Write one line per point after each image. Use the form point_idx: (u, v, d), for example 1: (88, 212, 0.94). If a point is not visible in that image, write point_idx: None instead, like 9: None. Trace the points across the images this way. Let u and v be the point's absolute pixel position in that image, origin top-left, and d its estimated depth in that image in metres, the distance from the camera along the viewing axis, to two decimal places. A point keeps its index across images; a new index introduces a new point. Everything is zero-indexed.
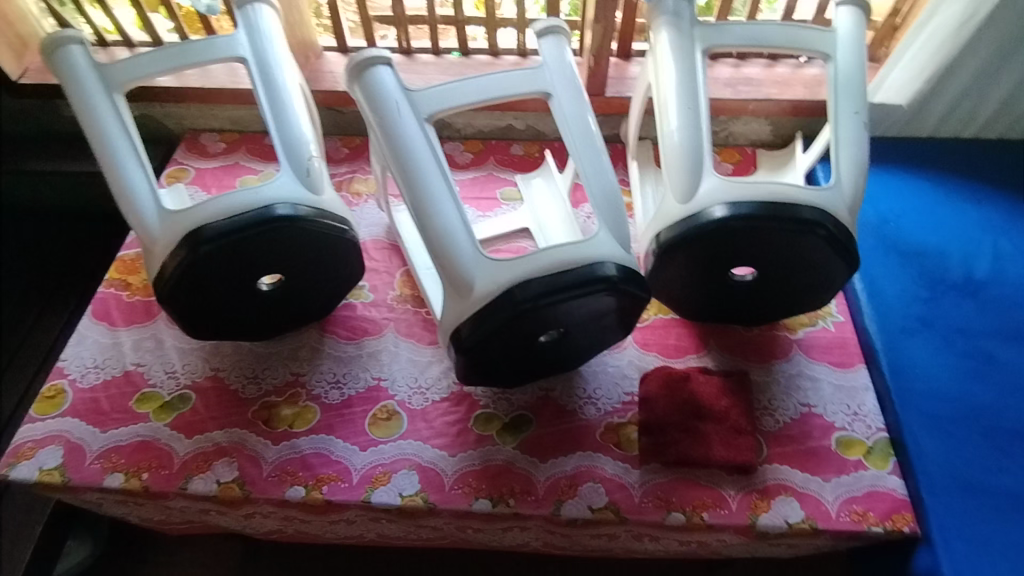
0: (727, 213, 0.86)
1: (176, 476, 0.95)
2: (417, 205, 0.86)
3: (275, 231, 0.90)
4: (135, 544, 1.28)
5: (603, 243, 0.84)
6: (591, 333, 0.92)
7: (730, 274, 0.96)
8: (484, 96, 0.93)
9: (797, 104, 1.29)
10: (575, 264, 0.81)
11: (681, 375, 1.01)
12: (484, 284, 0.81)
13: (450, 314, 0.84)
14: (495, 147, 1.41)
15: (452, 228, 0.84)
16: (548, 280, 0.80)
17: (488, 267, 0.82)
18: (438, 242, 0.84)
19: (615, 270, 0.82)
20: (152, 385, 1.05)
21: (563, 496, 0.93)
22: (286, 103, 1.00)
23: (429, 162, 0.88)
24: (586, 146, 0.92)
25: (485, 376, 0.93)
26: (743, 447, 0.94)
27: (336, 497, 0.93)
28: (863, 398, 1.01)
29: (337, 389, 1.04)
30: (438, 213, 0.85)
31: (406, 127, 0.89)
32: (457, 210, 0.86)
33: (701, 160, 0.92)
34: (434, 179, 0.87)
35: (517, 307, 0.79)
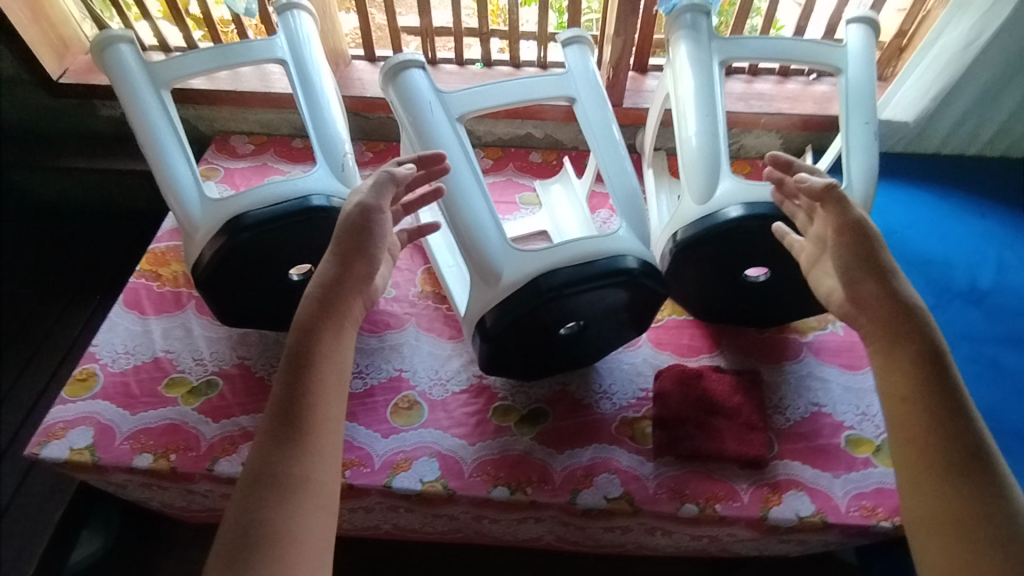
0: (742, 213, 0.90)
1: (203, 458, 0.98)
2: (447, 199, 0.90)
3: (311, 221, 0.94)
4: (149, 536, 1.29)
5: (625, 238, 0.88)
6: (610, 326, 0.96)
7: (743, 273, 1.00)
8: (512, 100, 0.98)
9: (807, 118, 1.34)
10: (598, 256, 0.84)
11: (694, 372, 1.05)
12: (512, 274, 0.84)
13: (475, 304, 0.87)
14: (514, 154, 1.46)
15: (480, 220, 0.88)
16: (572, 271, 0.83)
17: (514, 258, 0.85)
18: (466, 233, 0.88)
19: (636, 263, 0.86)
20: (180, 370, 1.09)
21: (579, 485, 0.95)
22: (323, 103, 1.05)
23: (459, 159, 0.93)
24: (608, 148, 0.96)
25: (506, 365, 0.96)
26: (755, 443, 0.96)
27: (358, 481, 0.95)
28: (872, 399, 1.04)
29: (360, 379, 1.08)
30: (466, 206, 0.89)
31: (437, 128, 0.95)
32: (485, 205, 0.90)
33: (717, 164, 0.97)
34: (464, 175, 0.91)
35: (542, 296, 0.82)
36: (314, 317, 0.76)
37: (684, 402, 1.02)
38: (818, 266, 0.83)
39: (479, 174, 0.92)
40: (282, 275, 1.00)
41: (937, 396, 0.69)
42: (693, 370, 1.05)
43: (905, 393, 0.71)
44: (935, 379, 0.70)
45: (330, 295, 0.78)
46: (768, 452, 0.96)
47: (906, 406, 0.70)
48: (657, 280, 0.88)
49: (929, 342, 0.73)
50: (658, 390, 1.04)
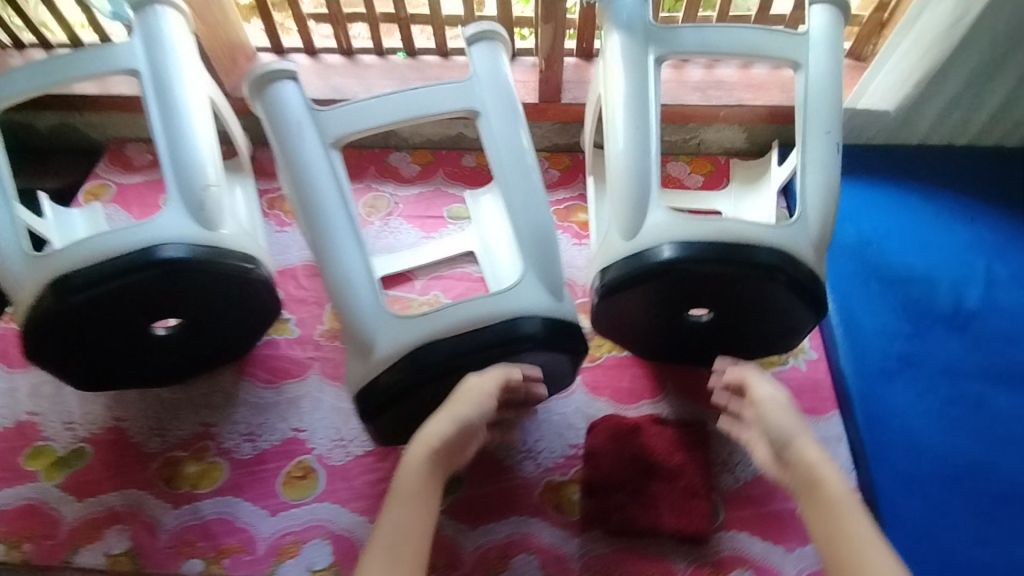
0: (675, 255, 0.73)
1: (62, 547, 0.85)
2: (316, 249, 0.74)
3: (157, 275, 0.78)
4: None
5: (527, 291, 0.71)
6: (526, 388, 0.80)
7: (686, 314, 0.84)
8: (399, 115, 0.79)
9: (774, 110, 1.16)
10: (489, 321, 0.68)
11: (633, 425, 0.90)
12: (386, 347, 0.69)
13: (350, 376, 0.73)
14: (445, 158, 1.28)
15: (353, 275, 0.73)
16: (458, 339, 0.68)
17: (389, 323, 0.70)
18: (337, 292, 0.72)
19: (540, 325, 0.69)
20: (45, 437, 0.95)
21: (491, 569, 0.82)
22: (182, 118, 0.85)
23: (330, 197, 0.74)
24: (517, 174, 0.79)
25: (404, 434, 0.81)
26: (696, 514, 0.83)
27: (237, 572, 0.83)
28: (835, 450, 0.90)
29: (250, 442, 0.94)
30: (336, 258, 0.73)
31: (303, 156, 0.76)
32: (360, 255, 0.73)
33: (648, 188, 0.79)
34: (335, 218, 0.74)
35: (422, 374, 0.67)
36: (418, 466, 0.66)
37: (618, 464, 0.87)
38: (756, 442, 0.80)
39: (353, 215, 0.74)
40: (142, 332, 0.85)
41: (848, 541, 0.67)
42: (632, 423, 0.91)
43: (828, 530, 0.68)
44: (845, 520, 0.68)
45: (445, 447, 0.66)
46: (711, 524, 0.83)
47: (829, 538, 0.68)
48: (572, 341, 0.72)
49: (846, 488, 0.71)
50: (590, 450, 0.89)
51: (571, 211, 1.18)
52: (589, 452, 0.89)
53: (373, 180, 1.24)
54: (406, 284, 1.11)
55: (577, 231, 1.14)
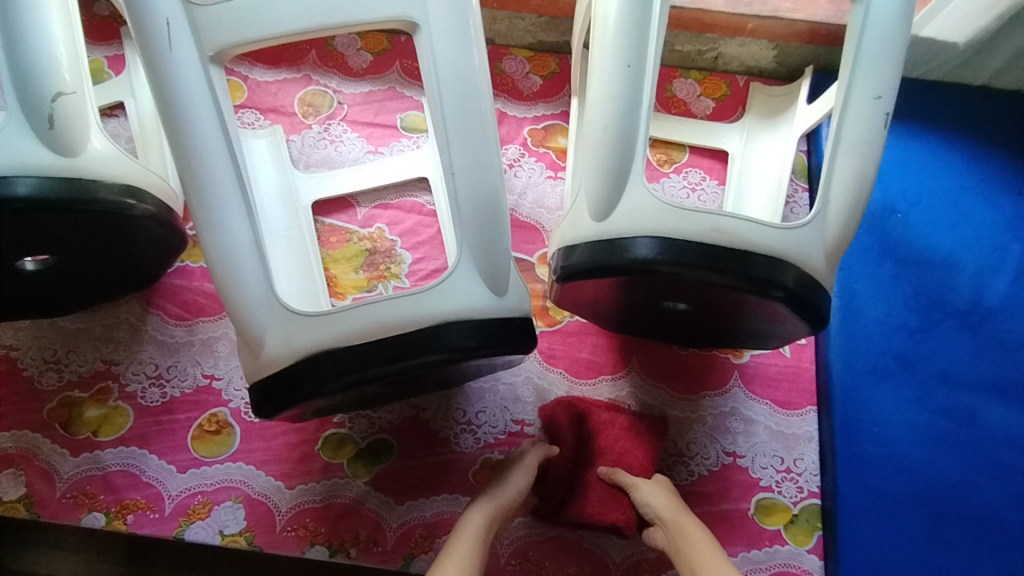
0: (653, 255, 0.58)
1: None
2: (194, 207, 0.61)
3: (1, 216, 0.62)
4: None
5: (458, 286, 0.60)
6: (456, 374, 0.70)
7: (660, 302, 0.70)
8: (302, 25, 0.62)
9: (816, 28, 0.93)
10: (407, 328, 0.58)
11: (587, 407, 0.82)
12: (276, 346, 0.59)
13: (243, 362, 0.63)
14: (405, 47, 1.05)
15: (237, 244, 0.60)
16: (366, 343, 0.57)
17: (282, 320, 0.59)
18: (216, 263, 0.61)
19: (471, 335, 0.59)
20: None
21: (415, 549, 0.77)
22: None
23: (210, 133, 0.60)
24: (457, 121, 0.63)
25: (323, 410, 0.72)
26: (620, 508, 0.75)
27: (142, 530, 0.77)
28: (802, 450, 0.82)
29: (157, 388, 0.84)
30: (218, 220, 0.60)
31: (175, 73, 0.60)
32: (248, 221, 0.61)
33: (631, 153, 0.61)
34: (217, 163, 0.60)
35: (319, 390, 0.57)
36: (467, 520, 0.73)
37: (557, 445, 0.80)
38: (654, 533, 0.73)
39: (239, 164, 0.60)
40: (6, 269, 0.70)
41: None
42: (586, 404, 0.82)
43: None
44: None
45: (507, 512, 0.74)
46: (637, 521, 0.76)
47: None
48: (511, 346, 0.61)
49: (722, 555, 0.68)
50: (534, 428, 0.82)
51: (549, 133, 0.98)
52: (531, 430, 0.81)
53: (313, 69, 1.02)
54: (347, 211, 0.94)
55: (554, 161, 0.96)
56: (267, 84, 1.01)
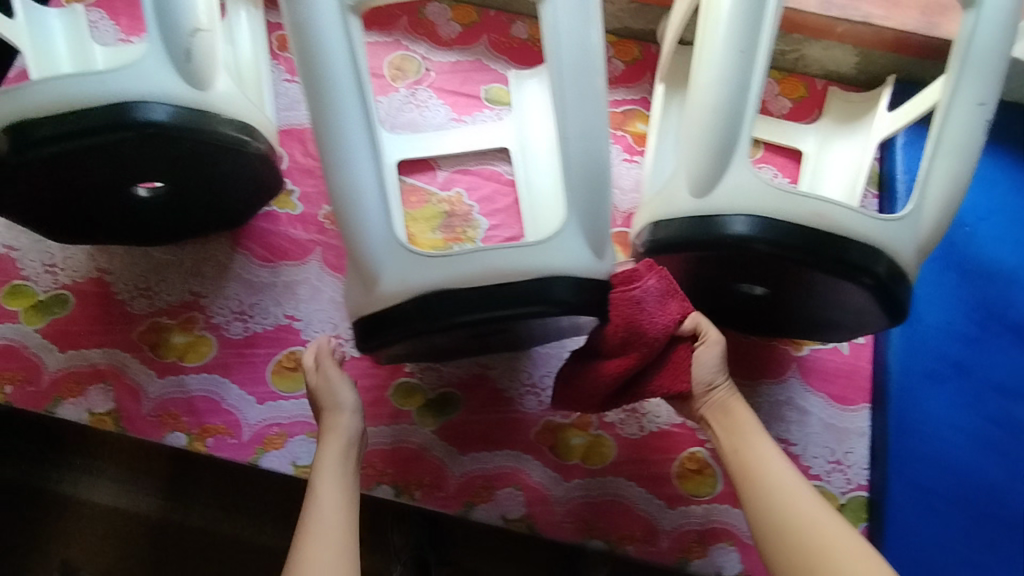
0: (750, 232, 0.61)
1: (44, 396, 0.83)
2: (325, 147, 0.64)
3: (136, 139, 0.65)
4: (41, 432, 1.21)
5: (563, 246, 0.64)
6: (537, 332, 0.74)
7: (737, 284, 0.73)
8: None
9: (904, 37, 0.95)
10: (515, 277, 0.62)
11: (639, 286, 0.67)
12: (392, 282, 0.63)
13: (350, 299, 0.67)
14: (493, 22, 1.07)
15: (362, 186, 0.64)
16: (479, 288, 0.61)
17: (398, 259, 0.63)
18: (342, 204, 0.65)
19: (571, 291, 0.63)
20: (24, 277, 0.88)
21: (475, 498, 0.81)
22: None
23: (343, 78, 0.64)
24: (575, 89, 0.66)
25: (404, 353, 0.76)
26: (683, 373, 0.72)
27: (221, 453, 0.82)
28: (853, 444, 0.85)
29: (241, 322, 0.88)
30: (345, 161, 0.64)
31: (314, 18, 0.63)
32: (372, 163, 0.64)
33: (738, 135, 0.64)
34: (347, 106, 0.64)
35: (430, 327, 0.62)
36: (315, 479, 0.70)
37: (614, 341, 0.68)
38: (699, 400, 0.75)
39: (368, 110, 0.64)
40: (121, 192, 0.74)
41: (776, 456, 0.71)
42: (640, 285, 0.67)
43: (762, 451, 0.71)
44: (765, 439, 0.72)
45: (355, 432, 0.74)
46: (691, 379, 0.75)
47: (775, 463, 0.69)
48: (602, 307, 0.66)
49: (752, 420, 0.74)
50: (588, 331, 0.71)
51: (628, 117, 1.01)
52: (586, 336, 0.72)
53: (404, 35, 1.05)
54: (428, 174, 0.98)
55: (631, 144, 0.99)
56: None
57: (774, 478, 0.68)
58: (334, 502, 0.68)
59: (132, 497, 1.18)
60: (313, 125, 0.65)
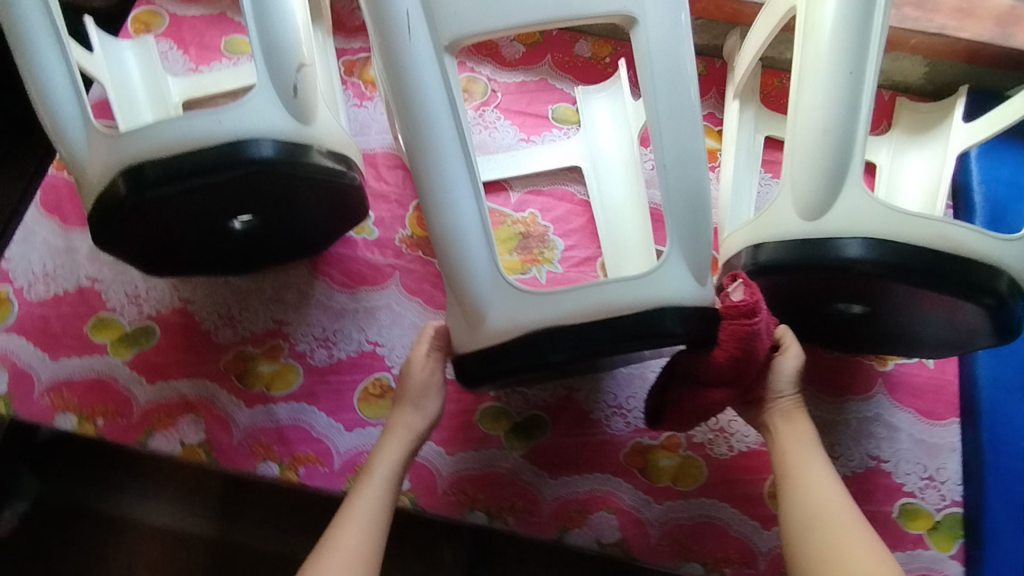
0: (864, 255, 0.62)
1: (136, 428, 0.83)
2: (423, 187, 0.64)
3: (246, 177, 0.65)
4: (105, 459, 1.22)
5: (670, 275, 0.64)
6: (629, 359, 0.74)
7: (835, 306, 0.72)
8: (528, 20, 0.65)
9: (976, 48, 0.95)
10: (629, 310, 0.62)
11: (756, 320, 0.65)
12: (500, 320, 0.63)
13: (453, 334, 0.67)
14: (556, 41, 1.07)
15: (464, 226, 0.64)
16: (588, 324, 0.62)
17: (506, 296, 0.64)
18: (443, 244, 0.65)
19: (683, 322, 0.63)
20: (110, 308, 0.89)
21: (569, 522, 0.81)
22: None
23: (441, 117, 0.64)
24: (676, 120, 0.65)
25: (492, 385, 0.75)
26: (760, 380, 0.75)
27: (313, 482, 0.82)
28: (945, 460, 0.84)
29: (325, 349, 0.88)
30: (447, 201, 0.64)
31: (410, 61, 0.63)
32: (475, 201, 0.64)
33: (850, 158, 0.64)
34: (446, 145, 0.64)
35: (541, 363, 0.62)
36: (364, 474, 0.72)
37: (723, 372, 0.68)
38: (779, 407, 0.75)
39: (468, 149, 0.64)
40: (220, 227, 0.74)
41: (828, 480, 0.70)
42: (757, 318, 0.65)
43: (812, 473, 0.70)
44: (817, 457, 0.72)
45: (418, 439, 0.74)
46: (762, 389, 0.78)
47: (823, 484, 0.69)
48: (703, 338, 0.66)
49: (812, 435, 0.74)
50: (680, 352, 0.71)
51: None
52: (681, 363, 0.72)
53: (468, 57, 1.06)
54: (501, 195, 0.98)
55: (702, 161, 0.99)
56: None
57: (819, 497, 0.68)
58: (375, 503, 0.69)
59: (187, 521, 1.19)
60: (410, 164, 0.65)
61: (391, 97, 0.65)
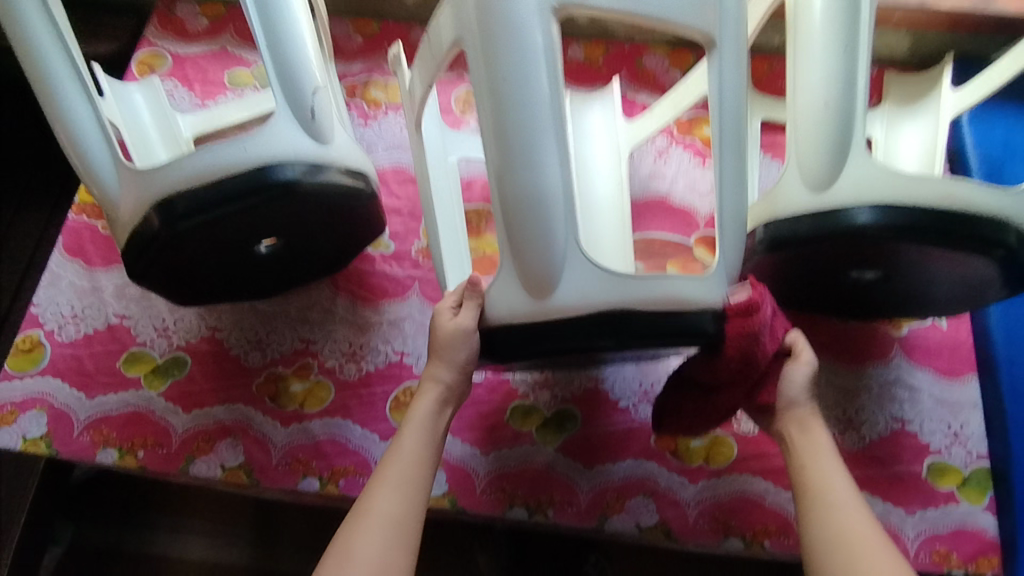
0: (874, 221, 0.64)
1: (176, 456, 0.85)
2: (505, 155, 0.60)
3: (271, 201, 0.68)
4: (139, 495, 1.24)
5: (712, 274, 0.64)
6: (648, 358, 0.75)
7: (848, 274, 0.75)
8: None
9: (957, 17, 0.99)
10: (679, 310, 0.62)
11: (757, 318, 0.64)
12: (570, 295, 0.62)
13: (503, 303, 0.65)
14: None
15: (547, 194, 0.60)
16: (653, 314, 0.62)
17: (575, 271, 0.62)
18: (519, 210, 0.60)
19: (715, 322, 0.64)
20: (141, 343, 0.91)
21: (608, 509, 0.83)
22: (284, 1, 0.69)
23: (540, 81, 0.58)
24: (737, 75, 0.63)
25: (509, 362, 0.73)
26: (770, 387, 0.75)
27: (354, 493, 0.83)
28: (968, 416, 0.86)
29: (354, 363, 0.90)
30: (531, 167, 0.59)
31: (516, 21, 0.57)
32: (560, 167, 0.60)
33: (852, 130, 0.66)
34: (541, 110, 0.58)
35: (603, 341, 0.62)
36: (399, 440, 0.69)
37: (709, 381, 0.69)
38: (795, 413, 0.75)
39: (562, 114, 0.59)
40: (247, 253, 0.77)
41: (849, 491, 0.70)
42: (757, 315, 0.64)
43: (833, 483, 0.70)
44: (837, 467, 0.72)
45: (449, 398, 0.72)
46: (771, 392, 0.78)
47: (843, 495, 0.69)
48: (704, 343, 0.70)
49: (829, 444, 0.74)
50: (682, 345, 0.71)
51: (694, 123, 1.04)
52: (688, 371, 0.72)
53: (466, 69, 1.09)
54: None
55: (700, 149, 1.02)
56: None
57: (843, 510, 0.68)
58: (410, 463, 0.67)
59: (222, 548, 1.21)
60: (490, 134, 0.60)
61: (478, 68, 0.60)
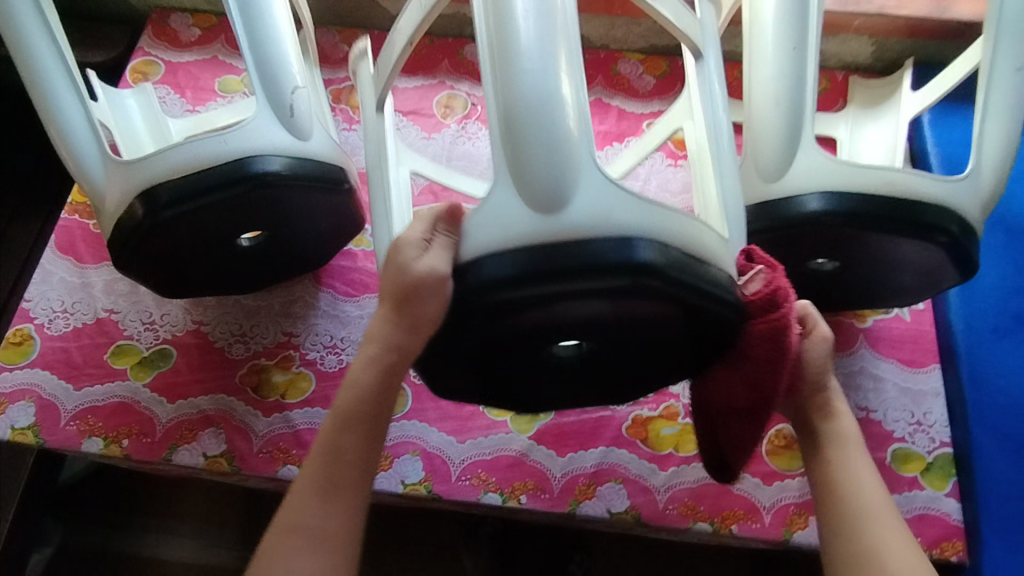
0: (824, 208, 0.67)
1: (160, 445, 0.87)
2: (508, 51, 0.56)
3: (251, 191, 0.71)
4: (127, 494, 1.26)
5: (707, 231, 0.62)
6: (661, 361, 0.67)
7: (807, 265, 0.78)
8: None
9: (916, 24, 1.03)
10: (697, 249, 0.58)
11: (779, 312, 0.62)
12: (587, 207, 0.55)
13: (511, 228, 0.56)
14: None
15: (557, 96, 0.55)
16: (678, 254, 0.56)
17: (589, 189, 0.56)
18: (528, 112, 0.55)
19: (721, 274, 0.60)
20: (128, 336, 0.93)
21: (580, 495, 0.85)
22: (265, 7, 0.74)
23: None
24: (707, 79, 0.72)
25: (453, 358, 0.66)
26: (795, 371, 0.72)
27: None
28: (931, 405, 0.88)
29: (334, 355, 0.93)
30: (539, 65, 0.55)
31: None
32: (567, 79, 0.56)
33: (803, 124, 0.70)
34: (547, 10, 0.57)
35: (629, 274, 0.54)
36: (336, 443, 0.68)
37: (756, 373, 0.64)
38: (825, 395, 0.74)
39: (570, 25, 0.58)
40: (229, 245, 0.80)
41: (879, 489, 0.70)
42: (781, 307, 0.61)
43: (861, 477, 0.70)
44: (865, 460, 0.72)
45: (391, 372, 0.67)
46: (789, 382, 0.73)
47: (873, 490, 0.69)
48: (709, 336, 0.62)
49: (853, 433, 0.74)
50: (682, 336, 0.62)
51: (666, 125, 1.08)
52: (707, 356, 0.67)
53: (447, 76, 1.13)
54: None
55: (673, 150, 1.06)
56: (406, 90, 1.11)
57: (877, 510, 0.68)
58: (345, 468, 0.67)
59: (207, 548, 1.23)
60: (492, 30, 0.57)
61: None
